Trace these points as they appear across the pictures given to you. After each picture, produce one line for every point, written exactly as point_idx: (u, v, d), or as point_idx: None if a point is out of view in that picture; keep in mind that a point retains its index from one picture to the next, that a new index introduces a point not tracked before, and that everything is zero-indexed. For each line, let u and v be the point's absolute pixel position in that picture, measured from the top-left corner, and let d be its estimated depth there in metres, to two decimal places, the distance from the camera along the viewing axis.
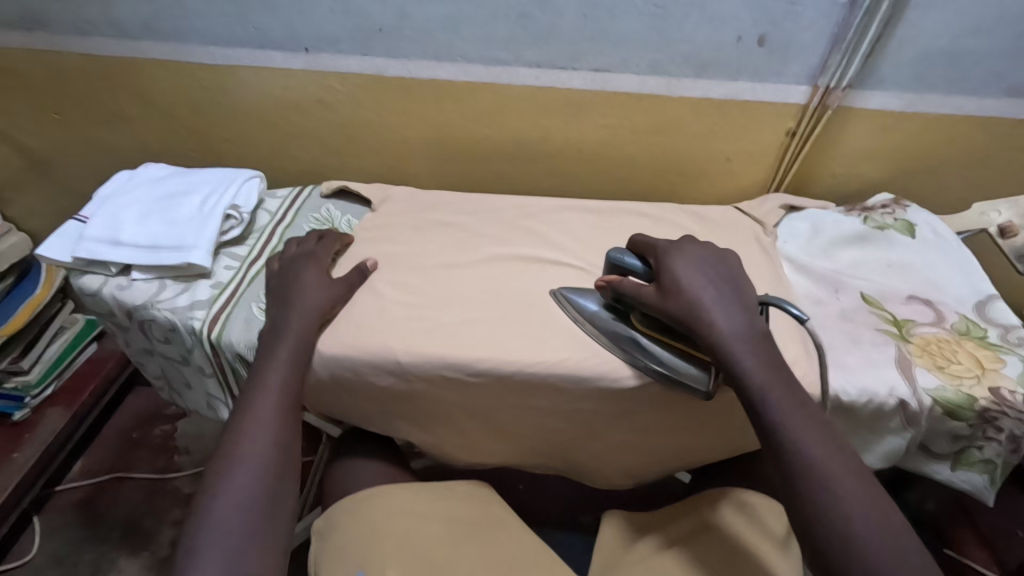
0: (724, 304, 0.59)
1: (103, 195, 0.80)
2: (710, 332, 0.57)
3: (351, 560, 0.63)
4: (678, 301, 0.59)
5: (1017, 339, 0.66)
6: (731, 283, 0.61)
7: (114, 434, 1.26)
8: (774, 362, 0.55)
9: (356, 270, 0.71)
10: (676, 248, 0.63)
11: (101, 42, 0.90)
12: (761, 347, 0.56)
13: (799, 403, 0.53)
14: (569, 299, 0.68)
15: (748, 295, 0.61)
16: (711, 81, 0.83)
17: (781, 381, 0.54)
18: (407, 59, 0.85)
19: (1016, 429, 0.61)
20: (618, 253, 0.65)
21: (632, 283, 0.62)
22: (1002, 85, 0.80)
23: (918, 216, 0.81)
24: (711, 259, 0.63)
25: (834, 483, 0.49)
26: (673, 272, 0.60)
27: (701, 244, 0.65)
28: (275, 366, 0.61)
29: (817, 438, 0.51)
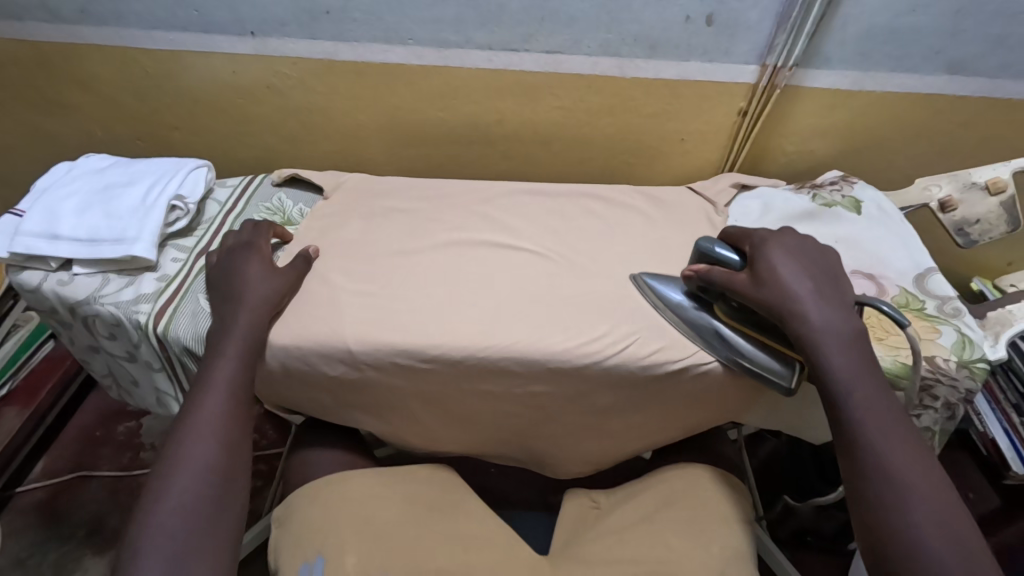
0: (819, 293, 0.59)
1: (42, 188, 0.78)
2: (799, 323, 0.57)
3: (312, 546, 0.64)
4: (771, 288, 0.59)
5: (952, 309, 0.68)
6: (828, 275, 0.62)
7: (76, 432, 1.23)
8: (858, 352, 0.56)
9: (299, 257, 0.70)
10: (775, 237, 0.64)
11: (35, 27, 0.87)
12: (851, 339, 0.57)
13: (876, 395, 0.54)
14: (649, 285, 0.68)
15: (845, 288, 0.61)
16: (662, 62, 0.83)
17: (863, 370, 0.55)
18: (356, 43, 0.83)
19: (949, 396, 0.64)
20: (708, 242, 0.65)
21: (722, 273, 0.62)
22: (942, 62, 0.82)
23: (865, 193, 0.83)
24: (810, 250, 0.63)
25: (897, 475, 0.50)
26: (770, 261, 0.61)
27: (798, 235, 0.65)
28: (223, 364, 0.60)
29: (890, 434, 0.52)
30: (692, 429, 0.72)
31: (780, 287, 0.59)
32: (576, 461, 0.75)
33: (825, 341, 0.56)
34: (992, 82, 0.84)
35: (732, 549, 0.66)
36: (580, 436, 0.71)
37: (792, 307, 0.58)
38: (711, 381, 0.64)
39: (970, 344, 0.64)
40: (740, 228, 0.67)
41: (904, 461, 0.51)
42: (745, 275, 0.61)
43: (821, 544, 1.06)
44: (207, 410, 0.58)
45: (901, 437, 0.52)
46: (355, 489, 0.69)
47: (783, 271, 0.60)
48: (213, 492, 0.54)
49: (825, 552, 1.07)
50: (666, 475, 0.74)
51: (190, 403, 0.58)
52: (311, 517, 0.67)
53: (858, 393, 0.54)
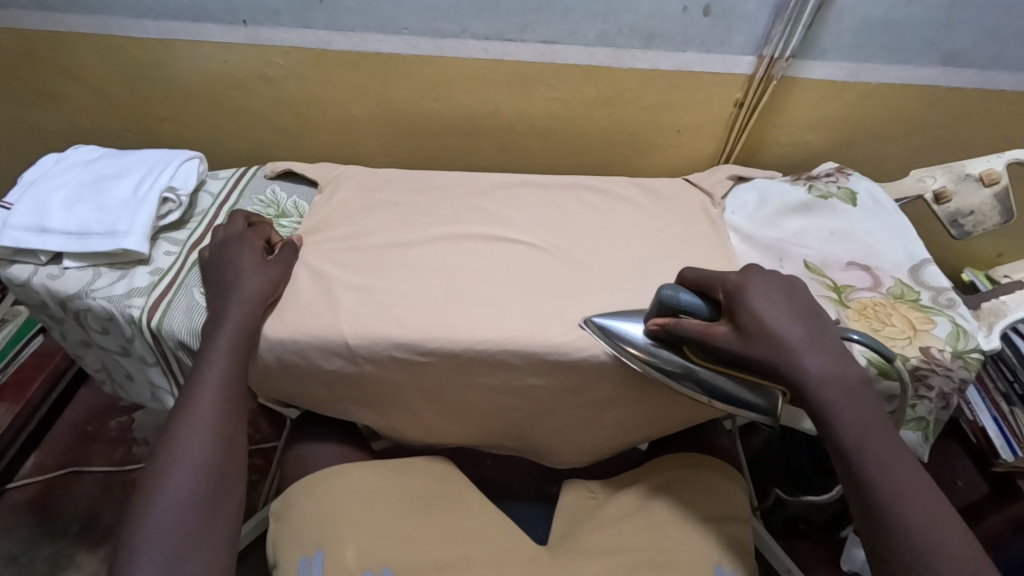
0: (811, 342, 0.55)
1: (30, 180, 0.76)
2: (791, 366, 0.54)
3: (310, 540, 0.64)
4: (760, 340, 0.55)
5: (947, 300, 0.69)
6: (813, 315, 0.58)
7: (66, 428, 1.21)
8: (869, 410, 0.53)
9: (287, 245, 0.70)
10: (749, 277, 0.59)
11: (20, 15, 0.85)
12: (834, 357, 0.55)
13: (898, 463, 0.51)
14: (608, 330, 0.62)
15: (832, 332, 0.57)
16: (659, 52, 0.82)
17: (880, 433, 0.52)
18: (350, 32, 0.82)
19: (944, 386, 0.64)
20: (672, 291, 0.59)
21: (699, 328, 0.57)
22: (937, 54, 0.82)
23: (860, 184, 0.83)
24: (784, 289, 0.59)
25: (933, 553, 0.47)
26: (754, 310, 0.56)
27: (767, 274, 0.61)
28: (215, 359, 0.60)
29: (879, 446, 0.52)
30: (689, 421, 0.73)
31: (769, 339, 0.55)
32: (573, 454, 0.76)
33: (833, 403, 0.53)
34: (986, 74, 0.84)
35: (729, 539, 0.67)
36: (577, 428, 0.72)
37: (785, 360, 0.54)
38: None
39: (965, 335, 0.65)
40: (698, 271, 0.62)
41: (901, 479, 0.50)
42: (726, 327, 0.57)
43: (813, 533, 1.08)
44: (202, 407, 0.57)
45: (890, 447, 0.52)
46: (353, 482, 0.69)
47: (770, 320, 0.56)
48: (208, 489, 0.54)
49: (817, 540, 1.09)
50: (662, 464, 0.75)
51: (184, 397, 0.58)
52: (309, 512, 0.66)
53: (878, 461, 0.51)
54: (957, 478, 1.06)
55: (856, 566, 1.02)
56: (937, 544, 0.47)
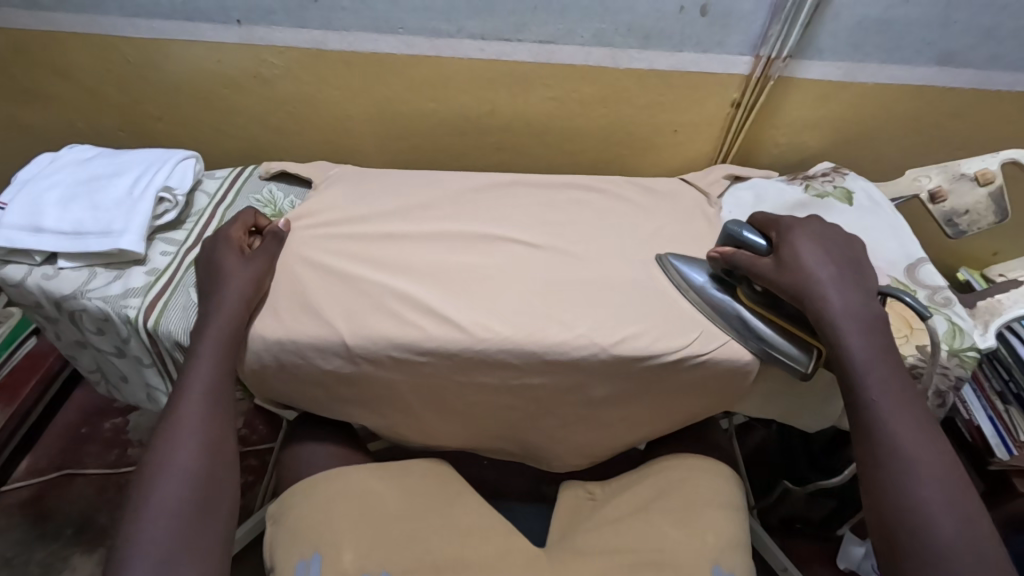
0: (841, 282, 0.61)
1: (24, 179, 0.76)
2: (822, 305, 0.59)
3: (308, 542, 0.64)
4: (795, 273, 0.61)
5: (942, 298, 0.69)
6: (852, 262, 0.64)
7: (60, 430, 1.21)
8: (878, 342, 0.59)
9: (270, 236, 0.69)
10: (800, 224, 0.66)
11: (12, 14, 0.84)
12: (873, 328, 0.59)
13: (891, 385, 0.57)
14: (675, 265, 0.69)
15: (865, 276, 0.63)
16: (656, 52, 0.83)
17: (881, 361, 0.58)
18: (346, 32, 0.82)
19: (940, 384, 0.65)
20: (737, 226, 0.66)
21: (748, 257, 0.64)
22: (932, 54, 0.82)
23: (856, 183, 0.84)
24: (839, 240, 0.65)
25: (909, 459, 0.54)
26: (795, 247, 0.63)
27: (827, 224, 0.67)
28: (200, 363, 0.60)
29: (903, 414, 0.56)
30: (687, 420, 0.73)
31: (801, 273, 0.61)
32: (571, 454, 0.76)
33: (848, 332, 0.58)
34: (980, 74, 0.85)
35: (728, 539, 0.67)
36: (575, 428, 0.72)
37: (814, 292, 0.60)
38: (707, 370, 0.64)
39: (960, 333, 0.66)
40: (769, 215, 0.69)
41: (918, 447, 0.55)
42: (769, 259, 0.63)
43: (809, 530, 1.08)
44: (190, 411, 0.57)
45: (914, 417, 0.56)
46: (350, 484, 0.68)
47: (806, 256, 0.62)
48: (200, 492, 0.54)
49: (812, 537, 1.10)
50: (660, 464, 0.74)
51: (170, 405, 0.58)
52: (306, 514, 0.66)
53: (876, 384, 0.57)
54: None
55: (852, 564, 1.03)
56: (914, 453, 0.54)
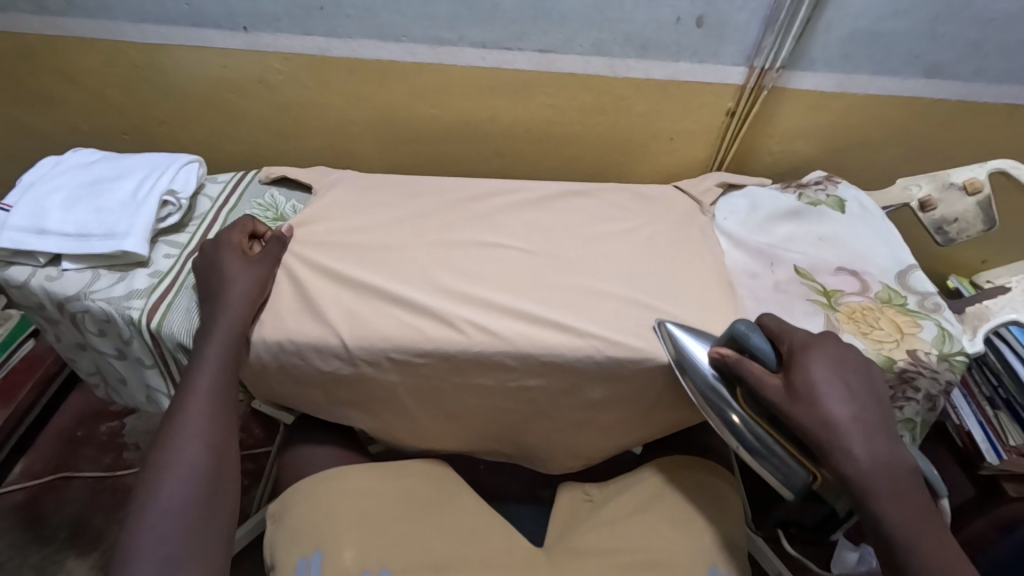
0: (862, 423, 0.56)
1: (28, 181, 0.76)
2: (825, 428, 0.55)
3: (309, 540, 0.64)
4: (807, 403, 0.56)
5: (932, 304, 0.71)
6: (871, 391, 0.59)
7: (56, 432, 1.20)
8: (915, 506, 0.54)
9: (275, 241, 0.70)
10: (818, 343, 0.60)
11: (19, 19, 0.85)
12: (875, 438, 0.56)
13: (942, 560, 0.52)
14: (677, 341, 0.63)
15: (889, 416, 0.58)
16: (653, 62, 0.84)
17: (923, 529, 0.53)
18: (347, 39, 0.83)
19: (931, 388, 0.66)
20: (745, 328, 0.62)
21: (756, 372, 0.59)
22: (921, 66, 0.84)
23: (848, 192, 0.85)
24: (850, 357, 0.60)
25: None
26: (808, 371, 0.58)
27: (838, 339, 0.62)
28: (205, 365, 0.60)
29: (918, 528, 0.53)
30: (681, 424, 0.74)
31: (819, 415, 0.56)
32: (568, 457, 0.77)
33: (878, 493, 0.54)
34: (969, 85, 0.87)
35: (721, 542, 0.68)
36: (573, 430, 0.73)
37: (834, 435, 0.55)
38: None
39: (950, 338, 0.67)
40: (777, 321, 0.64)
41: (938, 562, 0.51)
42: (779, 382, 0.58)
43: (802, 536, 1.09)
44: (193, 413, 0.58)
45: (929, 529, 0.53)
46: (351, 483, 0.69)
47: (823, 392, 0.56)
48: (204, 492, 0.55)
49: (805, 543, 1.10)
50: (657, 467, 0.75)
51: (173, 408, 0.59)
52: (307, 513, 0.66)
53: (924, 560, 0.52)
54: None
55: (846, 570, 1.01)
56: None
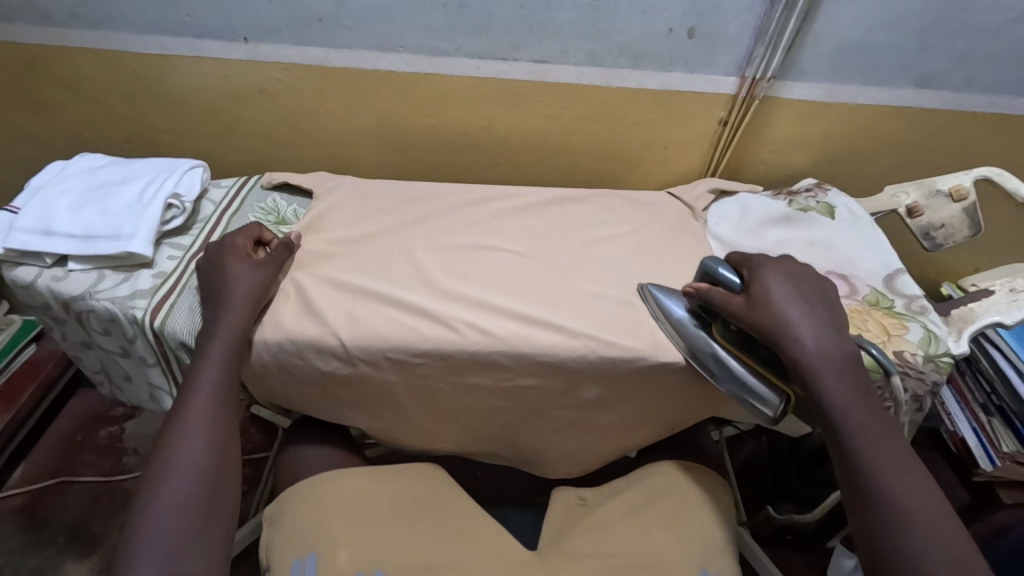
0: (815, 324, 0.61)
1: (36, 186, 0.78)
2: (781, 325, 0.60)
3: (305, 541, 0.65)
4: (764, 308, 0.61)
5: (919, 307, 0.72)
6: (824, 303, 0.64)
7: (56, 437, 1.21)
8: (862, 396, 0.58)
9: (282, 245, 0.70)
10: (772, 263, 0.66)
11: (29, 31, 0.87)
12: (825, 335, 0.60)
13: (877, 433, 0.56)
14: (654, 296, 0.69)
15: (840, 322, 0.63)
16: (646, 72, 0.87)
17: (869, 416, 0.57)
18: (348, 49, 0.86)
19: (917, 389, 0.67)
20: (713, 263, 0.67)
21: (721, 294, 0.64)
22: (907, 76, 0.87)
23: (838, 199, 0.87)
24: (804, 275, 0.66)
25: (907, 510, 0.52)
26: (765, 283, 0.63)
27: (794, 262, 0.68)
28: (208, 366, 0.62)
29: (862, 414, 0.57)
30: (675, 426, 0.75)
31: (772, 314, 0.61)
32: (563, 459, 0.78)
33: (824, 375, 0.58)
34: (954, 95, 0.89)
35: (714, 542, 0.69)
36: (568, 431, 0.74)
37: (786, 331, 0.60)
38: (695, 375, 0.66)
39: (935, 339, 0.69)
40: (743, 254, 0.70)
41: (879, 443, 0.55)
42: (742, 298, 0.63)
43: (800, 542, 1.09)
44: (195, 412, 0.59)
45: (873, 414, 0.57)
46: (347, 485, 0.70)
47: (779, 298, 0.62)
48: (205, 491, 0.56)
49: (804, 549, 1.10)
50: (651, 469, 0.76)
51: (177, 407, 0.60)
52: (303, 514, 0.67)
53: (862, 436, 0.56)
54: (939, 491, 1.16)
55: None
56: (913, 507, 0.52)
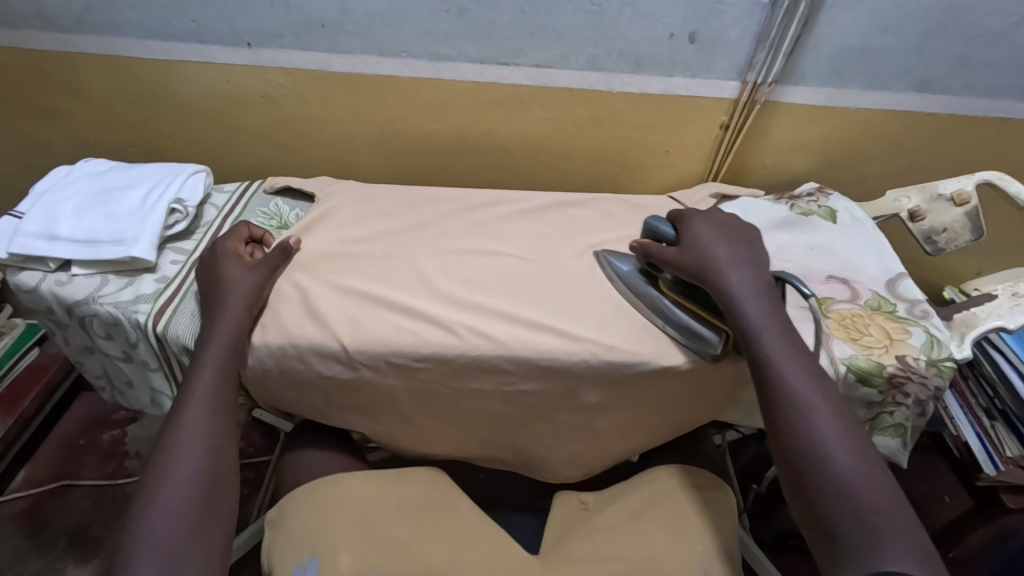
0: (735, 259, 0.67)
1: (39, 191, 0.79)
2: (704, 261, 0.66)
3: (306, 545, 0.65)
4: (690, 251, 0.68)
5: (921, 311, 0.72)
6: (746, 244, 0.70)
7: (58, 441, 1.21)
8: (774, 315, 0.63)
9: (279, 250, 0.70)
10: (702, 213, 0.73)
11: (35, 37, 0.88)
12: (743, 267, 0.66)
13: (791, 349, 0.61)
14: (608, 259, 0.74)
15: (756, 258, 0.69)
16: (647, 77, 0.87)
17: (780, 330, 0.62)
18: (350, 54, 0.86)
19: (920, 393, 0.67)
20: (657, 222, 0.73)
21: (655, 246, 0.70)
22: (908, 81, 0.87)
23: (839, 203, 0.87)
24: (729, 223, 0.72)
25: (811, 411, 0.57)
26: (692, 230, 0.70)
27: (722, 213, 0.74)
28: (205, 372, 0.62)
29: (775, 328, 0.62)
30: (676, 430, 0.75)
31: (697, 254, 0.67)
32: (564, 462, 0.78)
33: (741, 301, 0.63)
34: (955, 100, 0.89)
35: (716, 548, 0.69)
36: (570, 435, 0.74)
37: (711, 271, 0.66)
38: (697, 378, 0.67)
39: (938, 344, 0.68)
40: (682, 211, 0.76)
41: (787, 352, 0.60)
42: (674, 246, 0.69)
43: (802, 546, 1.09)
44: (191, 416, 0.59)
45: (783, 328, 0.62)
46: (348, 490, 0.70)
47: (702, 239, 0.68)
48: (203, 496, 0.56)
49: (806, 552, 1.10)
50: (652, 474, 0.76)
51: (172, 412, 0.60)
52: (305, 518, 0.67)
53: (775, 348, 0.60)
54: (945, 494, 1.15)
55: None
56: (815, 406, 0.57)
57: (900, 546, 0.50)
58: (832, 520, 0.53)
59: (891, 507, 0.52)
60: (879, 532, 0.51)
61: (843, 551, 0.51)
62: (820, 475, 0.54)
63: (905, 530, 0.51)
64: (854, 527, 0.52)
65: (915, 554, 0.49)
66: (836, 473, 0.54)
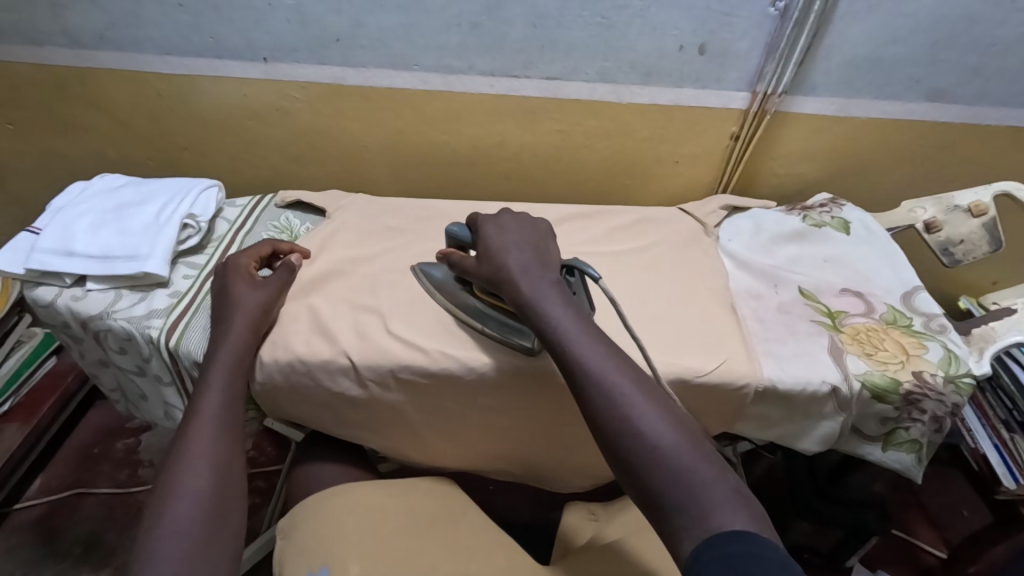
0: (524, 256, 0.62)
1: (57, 207, 0.80)
2: (497, 266, 0.62)
3: (316, 555, 0.62)
4: (487, 260, 0.63)
5: (939, 325, 0.71)
6: (533, 243, 0.64)
7: (74, 450, 1.23)
8: (568, 303, 0.58)
9: (284, 268, 0.72)
10: (493, 219, 0.67)
11: (53, 52, 0.89)
12: (533, 261, 0.62)
13: (588, 329, 0.56)
14: (422, 273, 0.73)
15: (547, 252, 0.64)
16: (658, 88, 0.87)
17: (572, 318, 0.57)
18: (363, 68, 0.87)
19: (937, 410, 0.65)
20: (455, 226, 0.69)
21: (456, 257, 0.67)
22: (922, 90, 0.86)
23: (853, 215, 0.86)
24: (520, 224, 0.67)
25: (613, 392, 0.51)
26: (486, 241, 0.64)
27: (515, 213, 0.69)
28: (211, 390, 0.62)
29: (568, 315, 0.57)
30: None
31: (489, 254, 0.63)
32: (574, 474, 0.77)
33: (534, 293, 0.58)
34: (971, 109, 0.88)
35: None
36: (579, 448, 0.73)
37: (502, 278, 0.61)
38: (708, 396, 0.66)
39: (956, 360, 0.67)
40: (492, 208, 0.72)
41: (583, 337, 0.55)
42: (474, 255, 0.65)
43: (816, 562, 1.03)
44: (202, 429, 0.59)
45: (575, 314, 0.57)
46: (358, 501, 0.69)
47: (492, 246, 0.63)
48: (212, 513, 0.55)
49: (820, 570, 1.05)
50: None
51: (183, 425, 0.60)
52: (315, 528, 0.66)
53: (569, 335, 0.55)
54: (963, 508, 1.14)
55: None
56: (615, 386, 0.51)
57: (724, 501, 0.44)
58: (658, 492, 0.46)
59: (708, 469, 0.46)
60: (702, 491, 0.45)
61: (679, 525, 0.45)
62: (634, 448, 0.48)
63: (723, 484, 0.46)
64: (682, 496, 0.45)
65: (744, 510, 0.44)
66: (649, 443, 0.48)
